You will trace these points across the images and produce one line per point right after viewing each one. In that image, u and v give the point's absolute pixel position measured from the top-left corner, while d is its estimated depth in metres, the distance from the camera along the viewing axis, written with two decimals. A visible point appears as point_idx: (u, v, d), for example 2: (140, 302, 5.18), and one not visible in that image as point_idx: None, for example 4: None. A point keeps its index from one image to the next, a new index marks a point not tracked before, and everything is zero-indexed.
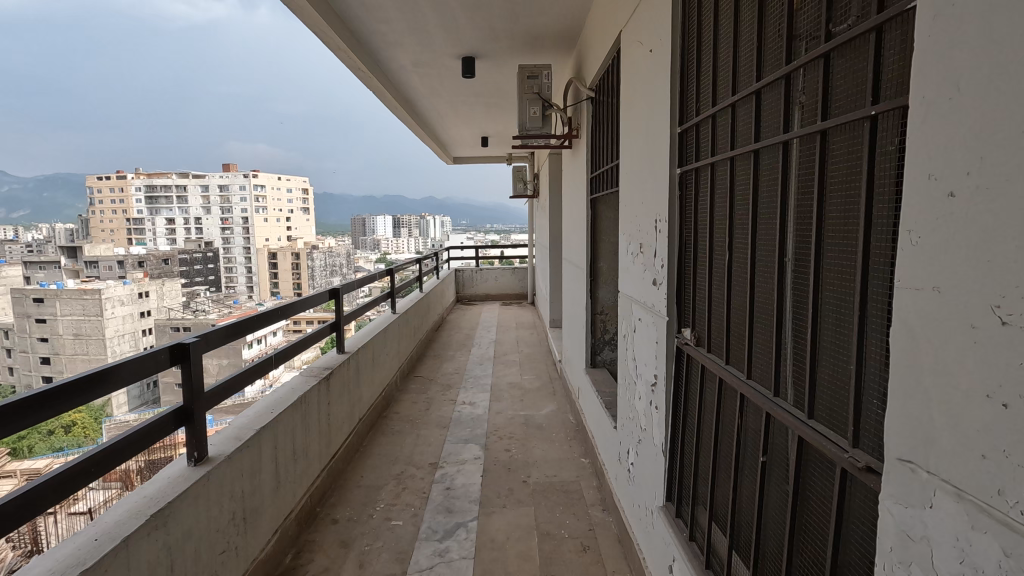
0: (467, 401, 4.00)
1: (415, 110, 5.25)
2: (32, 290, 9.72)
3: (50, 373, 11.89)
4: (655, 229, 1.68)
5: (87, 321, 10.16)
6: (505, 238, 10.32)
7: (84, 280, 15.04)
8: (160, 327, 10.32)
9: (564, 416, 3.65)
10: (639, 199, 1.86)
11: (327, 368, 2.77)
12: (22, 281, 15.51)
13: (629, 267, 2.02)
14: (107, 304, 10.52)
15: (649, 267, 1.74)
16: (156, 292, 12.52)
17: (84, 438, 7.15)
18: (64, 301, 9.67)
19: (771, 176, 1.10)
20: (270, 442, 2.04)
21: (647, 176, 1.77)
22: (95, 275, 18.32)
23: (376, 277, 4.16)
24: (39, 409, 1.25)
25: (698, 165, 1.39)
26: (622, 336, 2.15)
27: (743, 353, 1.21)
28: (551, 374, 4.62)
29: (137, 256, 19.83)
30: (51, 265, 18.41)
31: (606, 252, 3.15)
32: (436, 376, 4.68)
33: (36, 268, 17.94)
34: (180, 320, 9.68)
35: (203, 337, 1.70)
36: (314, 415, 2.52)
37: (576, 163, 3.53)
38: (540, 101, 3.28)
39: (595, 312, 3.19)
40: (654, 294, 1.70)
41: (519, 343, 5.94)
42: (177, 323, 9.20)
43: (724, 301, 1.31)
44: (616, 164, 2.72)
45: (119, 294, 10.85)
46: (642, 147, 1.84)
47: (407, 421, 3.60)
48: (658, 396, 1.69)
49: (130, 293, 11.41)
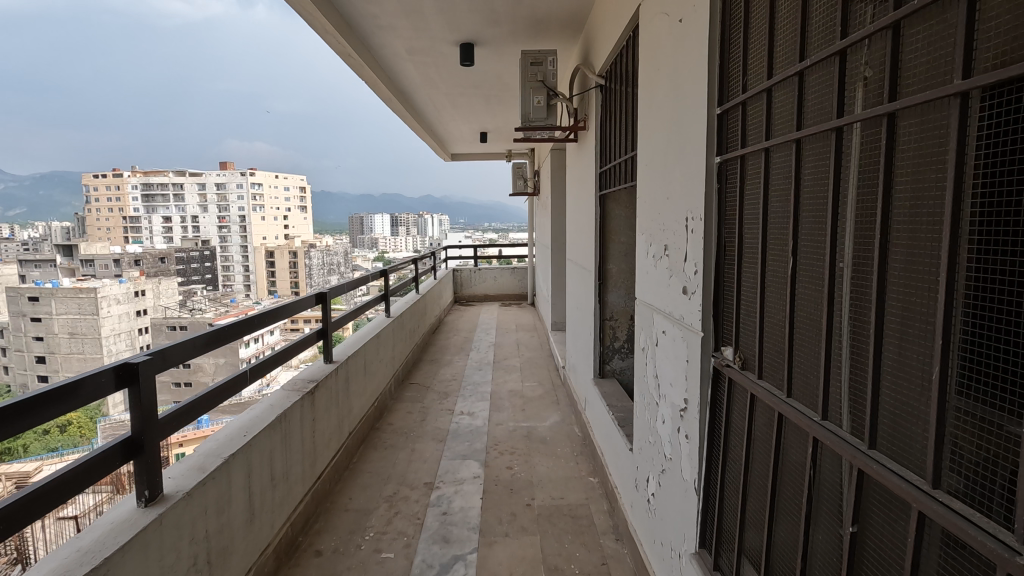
0: (466, 410, 3.77)
1: (412, 103, 5.01)
2: (27, 289, 9.55)
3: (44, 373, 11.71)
4: (686, 229, 1.44)
5: (82, 320, 9.97)
6: (504, 238, 10.07)
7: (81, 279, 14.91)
8: (155, 326, 10.11)
9: (569, 428, 3.42)
10: (664, 193, 1.62)
11: (314, 380, 2.53)
12: (19, 279, 15.37)
13: (650, 272, 1.78)
14: (105, 303, 10.17)
15: (678, 273, 1.50)
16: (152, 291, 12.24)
17: (79, 439, 6.96)
18: (59, 300, 9.44)
19: (860, 162, 0.85)
20: (243, 469, 1.80)
21: (675, 167, 1.53)
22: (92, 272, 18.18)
23: (370, 279, 3.92)
24: (8, 421, 1.10)
25: (745, 151, 1.15)
26: (640, 349, 1.92)
27: (816, 386, 0.97)
28: (554, 382, 4.39)
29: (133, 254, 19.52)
30: (46, 263, 18.11)
31: (615, 253, 2.91)
32: (432, 383, 4.43)
33: (33, 266, 17.78)
34: (177, 319, 9.45)
35: (157, 354, 1.44)
36: (297, 434, 2.27)
37: (583, 157, 3.29)
38: (544, 90, 3.02)
39: (604, 318, 2.95)
40: (685, 306, 1.45)
41: (520, 346, 5.70)
42: (173, 322, 8.93)
43: (784, 317, 1.06)
44: (631, 156, 2.47)
45: (116, 293, 10.60)
46: (667, 135, 1.59)
47: (402, 434, 3.36)
48: (689, 424, 1.45)
49: (127, 292, 11.22)
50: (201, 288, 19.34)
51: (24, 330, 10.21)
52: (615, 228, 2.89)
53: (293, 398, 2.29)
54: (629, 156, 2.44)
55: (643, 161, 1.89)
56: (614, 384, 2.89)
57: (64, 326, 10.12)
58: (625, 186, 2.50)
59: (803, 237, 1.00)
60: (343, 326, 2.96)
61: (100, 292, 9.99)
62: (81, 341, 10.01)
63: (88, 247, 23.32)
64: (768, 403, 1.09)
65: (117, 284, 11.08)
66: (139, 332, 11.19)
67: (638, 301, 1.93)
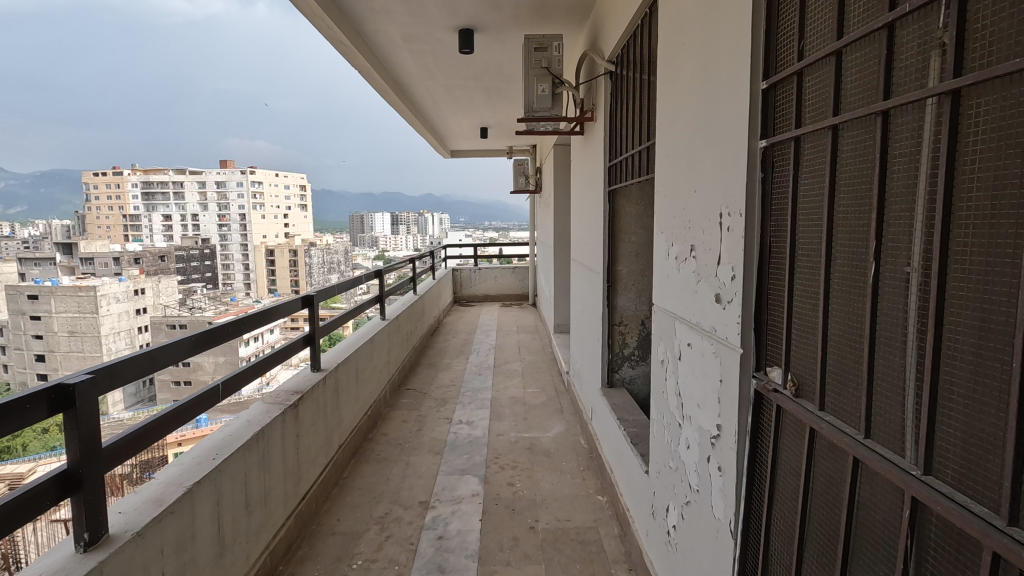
0: (465, 419, 3.56)
1: (409, 96, 4.80)
2: (26, 287, 9.41)
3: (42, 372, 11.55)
4: (718, 227, 1.23)
5: (83, 319, 9.81)
6: (505, 237, 9.86)
7: (81, 277, 14.85)
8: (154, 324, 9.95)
9: (574, 439, 3.21)
10: (692, 186, 1.40)
11: (300, 392, 2.32)
12: (19, 277, 15.26)
13: (672, 276, 1.57)
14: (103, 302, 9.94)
15: (710, 278, 1.29)
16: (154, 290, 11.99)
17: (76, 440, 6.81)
18: (58, 298, 9.21)
19: (984, 134, 0.61)
20: (212, 496, 1.60)
21: (704, 155, 1.32)
22: (92, 271, 18.04)
23: (363, 279, 3.71)
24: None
25: (804, 130, 0.93)
26: (658, 363, 1.73)
27: (910, 428, 0.74)
28: (556, 388, 4.18)
29: (133, 251, 19.35)
30: (47, 261, 18.00)
31: (625, 252, 2.70)
32: (430, 389, 4.22)
33: (34, 264, 17.68)
34: (176, 317, 9.27)
35: (94, 374, 1.23)
36: (278, 453, 2.06)
37: (590, 149, 3.08)
38: (550, 77, 2.81)
39: (613, 323, 2.74)
40: (719, 317, 1.24)
41: (522, 350, 5.48)
42: (171, 322, 8.77)
43: (863, 339, 0.83)
44: (647, 146, 2.28)
45: (116, 291, 10.40)
46: (695, 119, 1.38)
47: (396, 446, 3.16)
48: (724, 456, 1.23)
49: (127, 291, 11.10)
50: (200, 287, 19.10)
51: (21, 329, 10.00)
52: (625, 226, 2.68)
53: (274, 413, 2.08)
54: (646, 146, 2.24)
55: (663, 151, 1.68)
56: (624, 394, 2.68)
57: (64, 324, 9.99)
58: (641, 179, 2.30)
59: (888, 236, 0.77)
60: (332, 332, 2.75)
61: (98, 291, 9.78)
62: (79, 340, 9.79)
63: (89, 245, 23.15)
64: (839, 445, 0.87)
65: (116, 282, 10.97)
66: (138, 331, 11.05)
67: (658, 309, 1.73)
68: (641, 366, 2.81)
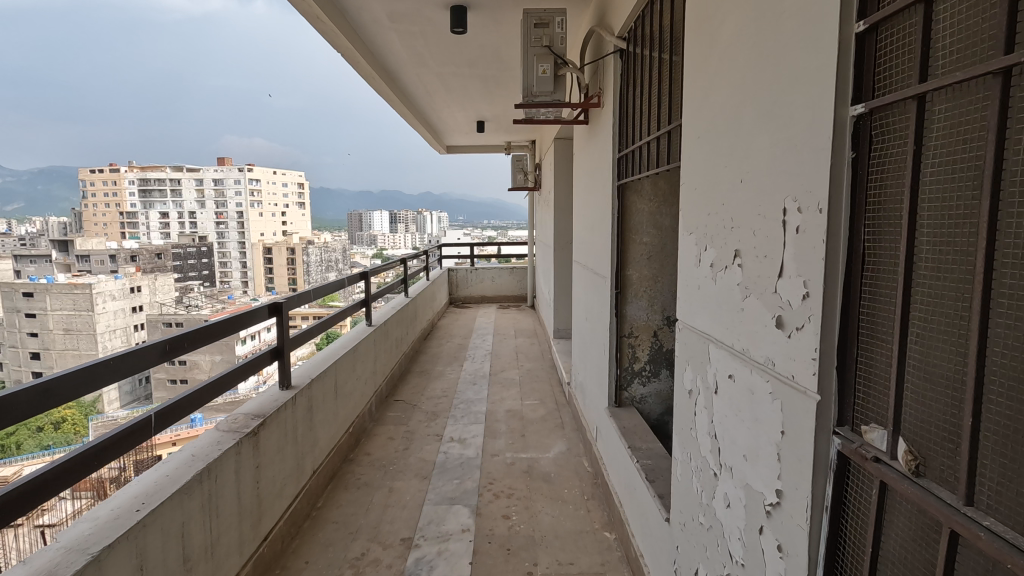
0: (457, 436, 3.25)
1: (399, 84, 4.49)
2: None
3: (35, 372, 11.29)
4: (780, 227, 0.93)
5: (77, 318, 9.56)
6: (501, 235, 9.55)
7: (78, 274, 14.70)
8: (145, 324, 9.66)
9: (576, 461, 2.90)
10: (737, 175, 1.10)
11: (263, 415, 2.01)
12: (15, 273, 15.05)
13: (705, 286, 1.27)
14: (100, 299, 9.65)
15: (766, 293, 0.98)
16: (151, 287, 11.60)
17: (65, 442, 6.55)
18: (54, 296, 8.90)
19: None
20: (132, 558, 1.29)
21: (757, 134, 1.01)
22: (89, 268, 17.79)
23: (347, 282, 3.41)
24: None
25: (937, 83, 0.62)
26: (685, 393, 1.42)
27: None
28: (557, 400, 3.87)
29: (131, 249, 18.93)
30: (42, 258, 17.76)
31: (636, 256, 2.40)
32: (421, 400, 3.92)
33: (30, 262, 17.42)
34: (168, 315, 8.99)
35: None
36: (231, 490, 1.75)
37: (595, 140, 2.78)
38: (551, 57, 2.49)
39: (622, 334, 2.43)
40: (781, 347, 0.94)
41: (519, 356, 5.17)
42: (166, 319, 8.53)
43: None
44: (667, 132, 2.00)
45: (111, 289, 10.08)
46: (742, 89, 1.07)
47: (379, 468, 2.85)
48: (789, 534, 0.92)
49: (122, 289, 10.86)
50: (198, 283, 18.83)
51: (17, 328, 9.73)
52: (637, 225, 2.38)
53: (226, 443, 1.77)
54: (666, 132, 1.96)
55: (689, 133, 1.39)
56: (634, 416, 2.37)
57: (57, 322, 9.76)
58: (659, 169, 2.01)
59: None
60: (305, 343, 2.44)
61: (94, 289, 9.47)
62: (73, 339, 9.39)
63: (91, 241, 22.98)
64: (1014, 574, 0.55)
65: (112, 280, 10.75)
66: (132, 330, 10.81)
67: (684, 325, 1.43)
68: (653, 383, 2.50)
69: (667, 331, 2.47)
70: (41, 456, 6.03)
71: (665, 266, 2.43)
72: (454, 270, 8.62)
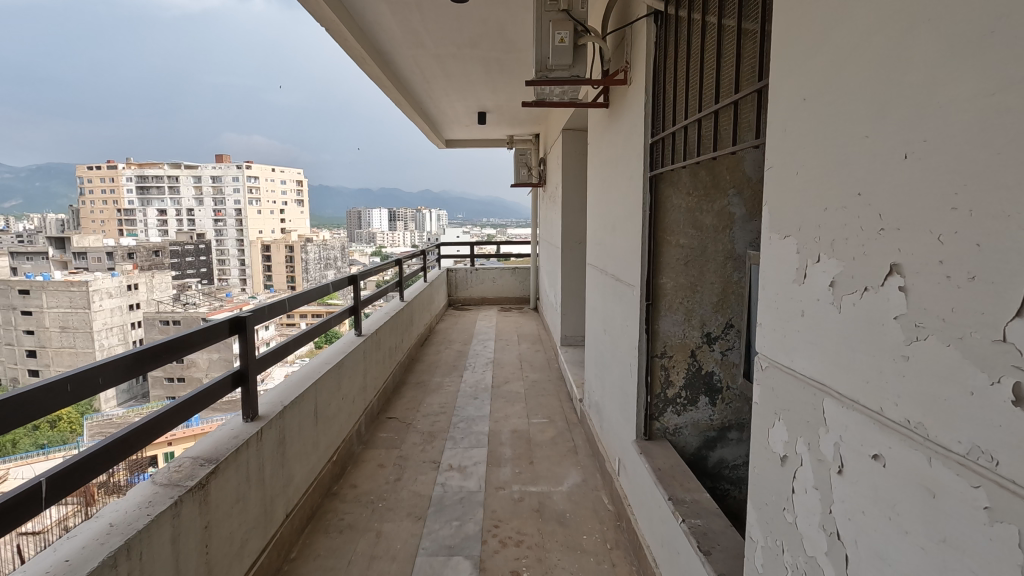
0: (456, 464, 2.86)
1: (394, 67, 4.11)
2: (17, 282, 8.92)
3: (26, 372, 10.92)
4: (1020, 236, 0.53)
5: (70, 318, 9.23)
6: (502, 233, 9.14)
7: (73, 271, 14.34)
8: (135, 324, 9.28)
9: (593, 496, 2.51)
10: (897, 148, 0.70)
11: (214, 462, 1.61)
12: (10, 271, 14.76)
13: (820, 315, 0.87)
14: (96, 296, 9.34)
15: (981, 344, 0.58)
16: (145, 284, 11.26)
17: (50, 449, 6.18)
18: (51, 293, 8.60)
19: None
20: None
21: (951, 79, 0.62)
22: (83, 265, 17.42)
23: (334, 286, 3.01)
24: None
25: None
26: (775, 459, 1.02)
27: None
28: (567, 419, 3.48)
29: (128, 246, 18.54)
30: (37, 256, 17.39)
31: (670, 261, 2.02)
32: (416, 418, 3.53)
33: (24, 260, 17.09)
34: (161, 314, 8.63)
35: None
36: (167, 565, 1.36)
37: (618, 125, 2.38)
38: (571, 22, 2.08)
39: (653, 354, 2.05)
40: (1018, 442, 0.54)
41: (523, 365, 4.76)
42: (162, 318, 8.18)
43: None
44: (714, 113, 1.61)
45: (108, 286, 9.76)
46: (908, 15, 0.68)
47: (367, 506, 2.45)
48: None
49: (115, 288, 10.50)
50: (197, 279, 18.50)
51: (14, 325, 9.49)
52: (672, 225, 2.00)
53: (158, 506, 1.37)
54: (713, 111, 1.57)
55: (782, 98, 0.99)
56: (669, 452, 1.98)
57: (54, 321, 9.37)
58: (703, 159, 1.62)
59: None
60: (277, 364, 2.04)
61: (95, 285, 9.15)
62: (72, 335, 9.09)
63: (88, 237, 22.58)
64: None
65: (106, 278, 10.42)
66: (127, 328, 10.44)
67: (774, 365, 1.03)
68: (689, 412, 2.10)
69: (707, 350, 2.06)
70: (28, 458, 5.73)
71: (706, 273, 2.03)
72: (452, 271, 8.23)
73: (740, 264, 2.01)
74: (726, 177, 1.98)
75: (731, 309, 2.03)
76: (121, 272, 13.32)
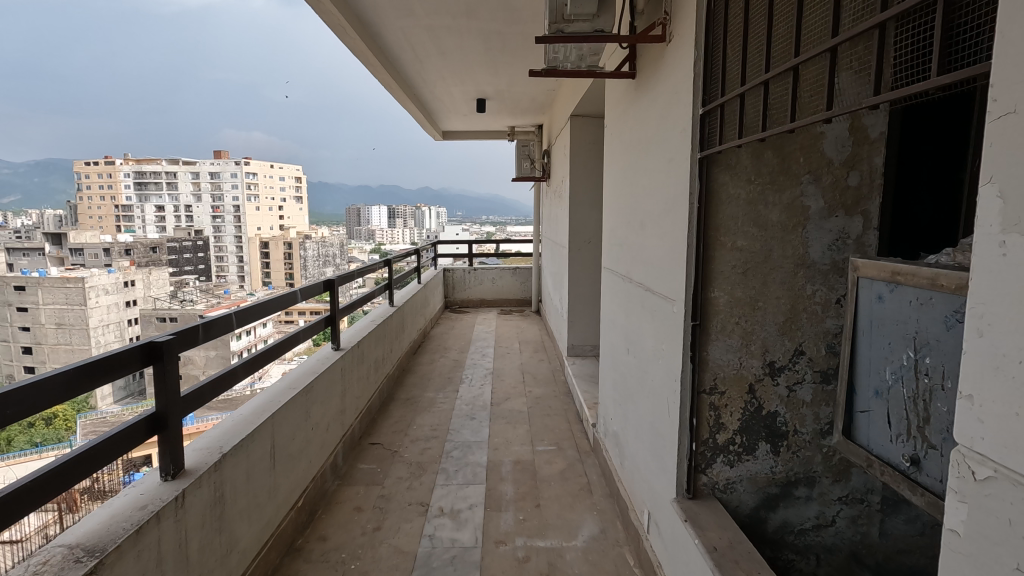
0: (448, 508, 2.39)
1: (382, 43, 3.63)
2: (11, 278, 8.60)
3: None
4: None
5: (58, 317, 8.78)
6: (503, 231, 8.68)
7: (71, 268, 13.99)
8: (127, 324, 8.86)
9: (614, 556, 2.05)
10: None
11: (97, 555, 1.14)
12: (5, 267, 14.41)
13: None
14: (92, 293, 8.95)
15: None
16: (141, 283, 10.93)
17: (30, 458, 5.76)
18: (47, 289, 8.27)
19: None
20: None
21: None
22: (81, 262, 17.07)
23: (303, 295, 2.50)
24: None
25: None
26: None
27: None
28: (577, 447, 3.01)
29: (127, 241, 18.18)
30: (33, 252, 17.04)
31: (723, 269, 1.56)
32: (403, 445, 3.06)
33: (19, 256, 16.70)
34: (153, 312, 8.24)
35: None
36: None
37: (652, 95, 1.88)
38: None
39: (699, 388, 1.59)
40: None
41: (525, 378, 4.28)
42: (152, 316, 7.77)
43: None
44: (789, 71, 1.10)
45: (105, 283, 9.35)
46: None
47: (336, 569, 1.98)
48: None
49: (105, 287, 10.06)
50: (193, 277, 18.12)
51: (8, 320, 9.05)
52: (727, 221, 1.54)
53: None
54: (789, 68, 1.05)
55: None
56: (721, 519, 1.52)
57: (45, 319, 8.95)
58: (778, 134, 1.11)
59: None
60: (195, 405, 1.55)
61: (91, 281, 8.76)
62: (68, 332, 8.75)
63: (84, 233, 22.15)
64: None
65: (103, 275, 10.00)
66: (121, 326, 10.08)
67: (1011, 476, 0.56)
68: (745, 463, 1.63)
69: (770, 384, 1.60)
70: (9, 462, 5.37)
71: (770, 284, 1.56)
72: (450, 270, 7.76)
73: (815, 274, 1.54)
74: (799, 160, 1.50)
75: (801, 332, 1.57)
76: (117, 269, 12.95)
